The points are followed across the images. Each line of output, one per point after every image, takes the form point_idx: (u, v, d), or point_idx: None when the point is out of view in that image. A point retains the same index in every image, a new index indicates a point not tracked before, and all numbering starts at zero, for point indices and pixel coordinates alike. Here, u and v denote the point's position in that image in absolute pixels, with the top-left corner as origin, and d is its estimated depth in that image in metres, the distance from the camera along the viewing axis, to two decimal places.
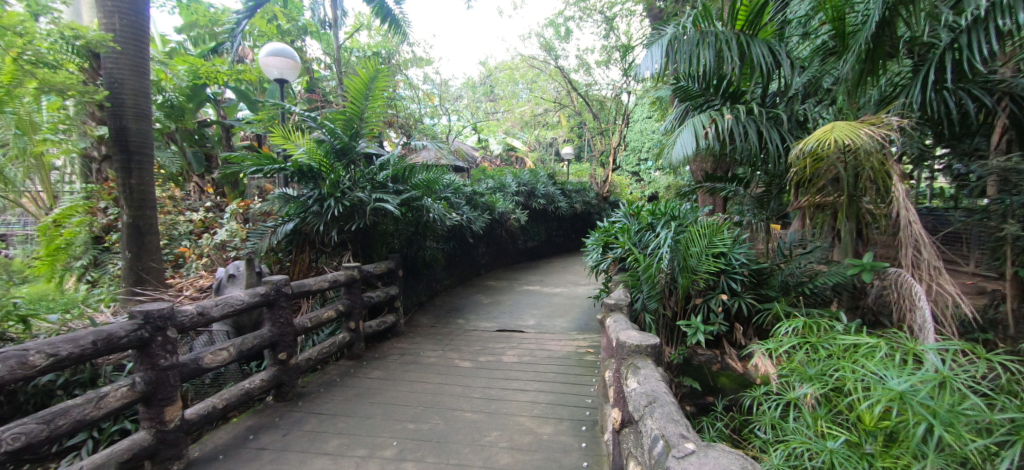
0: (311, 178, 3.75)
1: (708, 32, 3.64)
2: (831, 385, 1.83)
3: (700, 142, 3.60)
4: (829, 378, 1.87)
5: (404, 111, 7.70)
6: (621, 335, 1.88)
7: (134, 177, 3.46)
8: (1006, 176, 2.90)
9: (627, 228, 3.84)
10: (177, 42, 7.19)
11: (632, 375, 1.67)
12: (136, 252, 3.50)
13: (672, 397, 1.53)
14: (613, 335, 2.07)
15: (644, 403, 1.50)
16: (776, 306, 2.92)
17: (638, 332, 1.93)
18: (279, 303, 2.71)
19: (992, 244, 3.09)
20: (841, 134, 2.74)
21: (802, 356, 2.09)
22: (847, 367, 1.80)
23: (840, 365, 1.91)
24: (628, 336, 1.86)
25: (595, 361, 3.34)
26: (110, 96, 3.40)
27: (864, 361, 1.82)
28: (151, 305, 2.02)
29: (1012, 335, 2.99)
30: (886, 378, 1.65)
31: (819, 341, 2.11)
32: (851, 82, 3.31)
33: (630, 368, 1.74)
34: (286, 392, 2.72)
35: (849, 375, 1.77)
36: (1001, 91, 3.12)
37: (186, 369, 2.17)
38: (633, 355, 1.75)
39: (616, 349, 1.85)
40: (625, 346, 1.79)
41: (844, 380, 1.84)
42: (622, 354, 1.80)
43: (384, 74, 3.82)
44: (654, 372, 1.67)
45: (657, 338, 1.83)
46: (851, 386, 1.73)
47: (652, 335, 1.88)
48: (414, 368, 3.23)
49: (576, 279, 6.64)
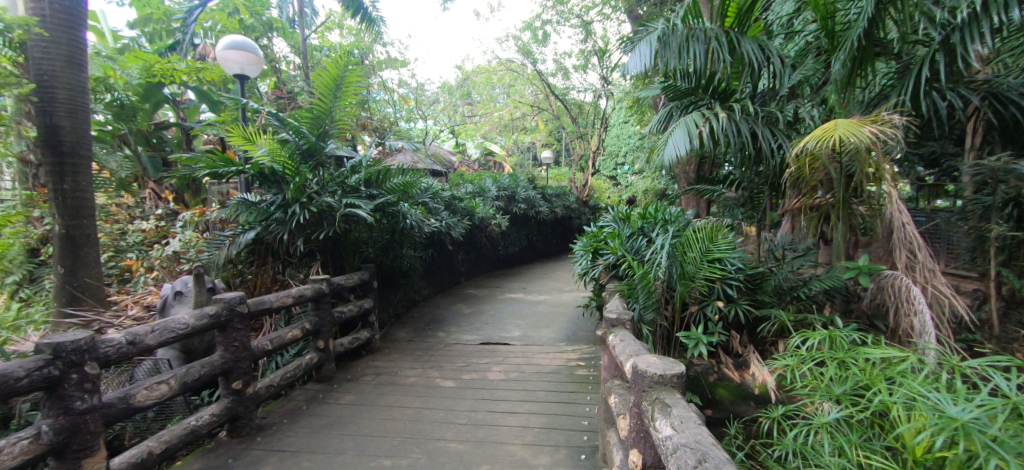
0: (274, 182, 3.45)
1: (696, 28, 3.39)
2: (869, 409, 1.61)
3: (694, 143, 3.24)
4: (863, 400, 1.66)
5: (378, 114, 7.43)
6: (636, 360, 1.60)
7: (67, 183, 3.19)
8: (995, 176, 2.75)
9: (617, 233, 3.62)
10: (131, 39, 6.97)
11: (663, 416, 1.38)
12: (70, 267, 3.23)
13: (726, 452, 1.22)
14: (626, 359, 1.77)
15: (693, 463, 1.19)
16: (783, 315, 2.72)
17: (653, 355, 1.67)
18: (232, 325, 2.37)
19: (971, 244, 3.06)
20: (845, 131, 2.50)
21: (827, 373, 1.86)
22: (884, 389, 1.58)
23: (873, 385, 1.69)
24: (640, 360, 1.59)
25: (587, 376, 3.08)
26: (38, 90, 3.12)
27: (905, 380, 1.60)
28: (62, 336, 1.67)
29: (999, 336, 2.87)
30: (938, 401, 1.43)
31: (846, 355, 1.88)
32: (840, 83, 3.08)
33: (654, 404, 1.46)
34: (241, 426, 2.38)
35: (889, 399, 1.54)
36: (984, 91, 2.99)
37: (110, 411, 1.83)
38: (656, 388, 1.47)
39: (634, 381, 1.55)
40: (645, 377, 1.50)
41: (880, 404, 1.62)
42: (643, 387, 1.50)
43: (355, 70, 3.50)
44: (688, 413, 1.39)
45: (683, 365, 1.55)
46: (895, 411, 1.50)
47: (676, 360, 1.60)
48: (391, 390, 2.93)
49: (560, 286, 6.41)
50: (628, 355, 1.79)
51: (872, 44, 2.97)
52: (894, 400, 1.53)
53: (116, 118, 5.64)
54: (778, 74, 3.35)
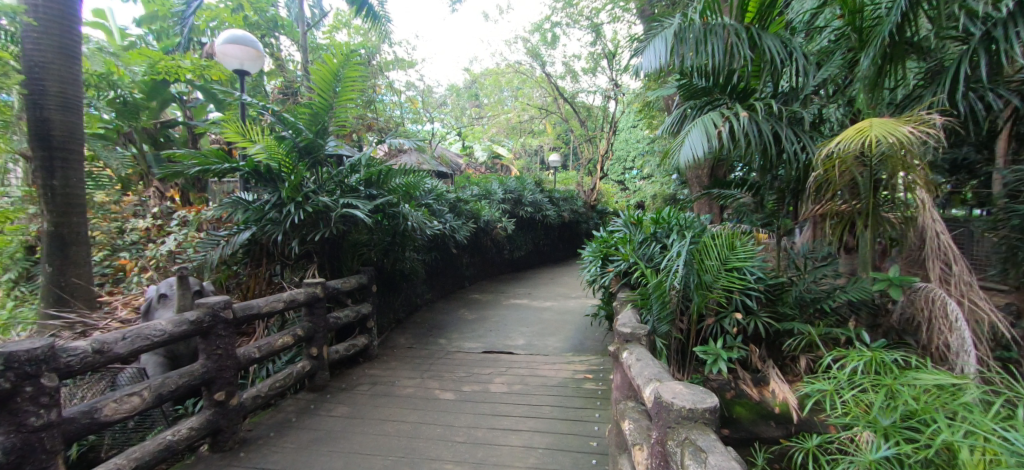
0: (269, 181, 3.31)
1: (715, 23, 3.19)
2: (928, 447, 1.49)
3: (712, 144, 3.04)
4: (918, 434, 1.55)
5: (385, 115, 7.27)
6: (659, 389, 1.42)
7: (56, 178, 3.08)
8: None
9: (629, 238, 3.43)
10: (138, 36, 6.92)
11: (694, 463, 1.19)
12: (59, 265, 3.11)
13: None
14: (645, 385, 1.59)
15: None
16: (811, 330, 2.60)
17: (678, 382, 1.49)
18: (216, 331, 2.22)
19: (1002, 255, 2.88)
20: (883, 131, 2.28)
21: (872, 401, 1.75)
22: (947, 427, 1.46)
23: (927, 419, 1.59)
24: (665, 389, 1.41)
25: (595, 390, 2.90)
26: (28, 82, 3.00)
27: (971, 417, 1.49)
28: (16, 345, 1.53)
29: None
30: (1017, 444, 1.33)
31: (894, 383, 1.76)
32: (869, 81, 2.88)
33: (680, 442, 1.28)
34: (223, 440, 2.22)
35: (954, 439, 1.43)
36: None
37: (70, 427, 1.68)
38: (683, 424, 1.29)
39: (658, 414, 1.37)
40: (671, 411, 1.33)
41: (939, 442, 1.50)
42: (669, 422, 1.33)
43: (354, 64, 3.38)
44: (725, 458, 1.19)
45: (715, 397, 1.37)
46: (963, 453, 1.39)
47: (706, 389, 1.41)
48: (387, 402, 2.77)
49: (566, 292, 6.23)
50: (649, 380, 1.61)
51: (905, 42, 2.78)
52: (962, 440, 1.41)
53: (118, 115, 5.65)
54: (802, 72, 3.15)
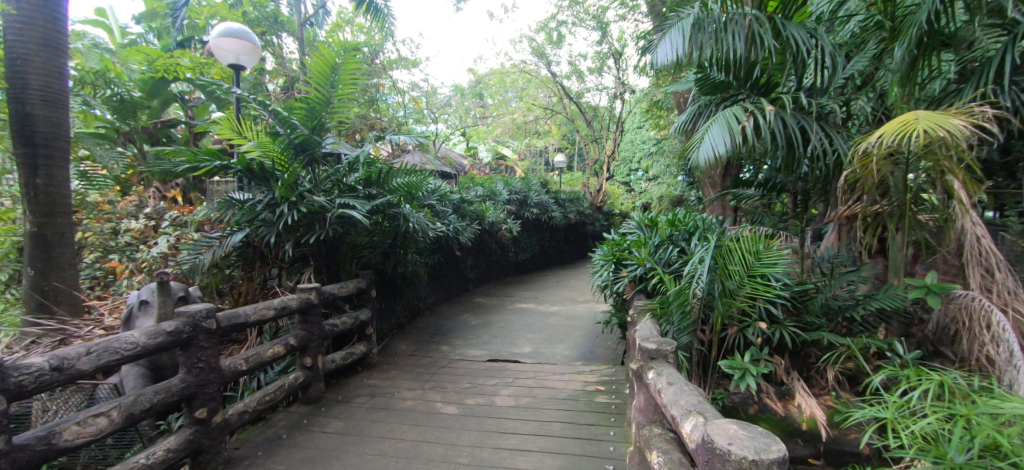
0: (263, 180, 3.14)
1: (737, 14, 3.00)
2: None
3: (735, 141, 2.84)
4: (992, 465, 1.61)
5: (389, 115, 7.11)
6: (709, 431, 1.23)
7: (40, 176, 2.91)
8: None
9: (644, 241, 3.24)
10: (138, 34, 6.81)
11: None
12: (41, 269, 2.95)
13: None
14: (683, 420, 1.40)
15: None
16: (853, 345, 2.45)
17: (730, 420, 1.29)
18: (196, 343, 2.05)
19: None
20: (930, 125, 2.08)
21: (939, 429, 1.82)
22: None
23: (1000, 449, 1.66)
24: (717, 432, 1.22)
25: (608, 404, 2.71)
26: (11, 75, 2.84)
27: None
28: None
29: None
30: None
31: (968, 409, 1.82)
32: (901, 74, 2.69)
33: None
34: (205, 461, 2.05)
35: None
36: None
37: (23, 455, 1.50)
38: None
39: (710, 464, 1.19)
40: (726, 462, 1.13)
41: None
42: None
43: (353, 56, 3.19)
44: None
45: (781, 442, 1.15)
46: None
47: (766, 431, 1.20)
48: (385, 416, 2.59)
49: (573, 296, 6.03)
50: (688, 412, 1.41)
51: (942, 32, 2.58)
52: None
53: (117, 114, 5.47)
54: (828, 65, 2.96)
